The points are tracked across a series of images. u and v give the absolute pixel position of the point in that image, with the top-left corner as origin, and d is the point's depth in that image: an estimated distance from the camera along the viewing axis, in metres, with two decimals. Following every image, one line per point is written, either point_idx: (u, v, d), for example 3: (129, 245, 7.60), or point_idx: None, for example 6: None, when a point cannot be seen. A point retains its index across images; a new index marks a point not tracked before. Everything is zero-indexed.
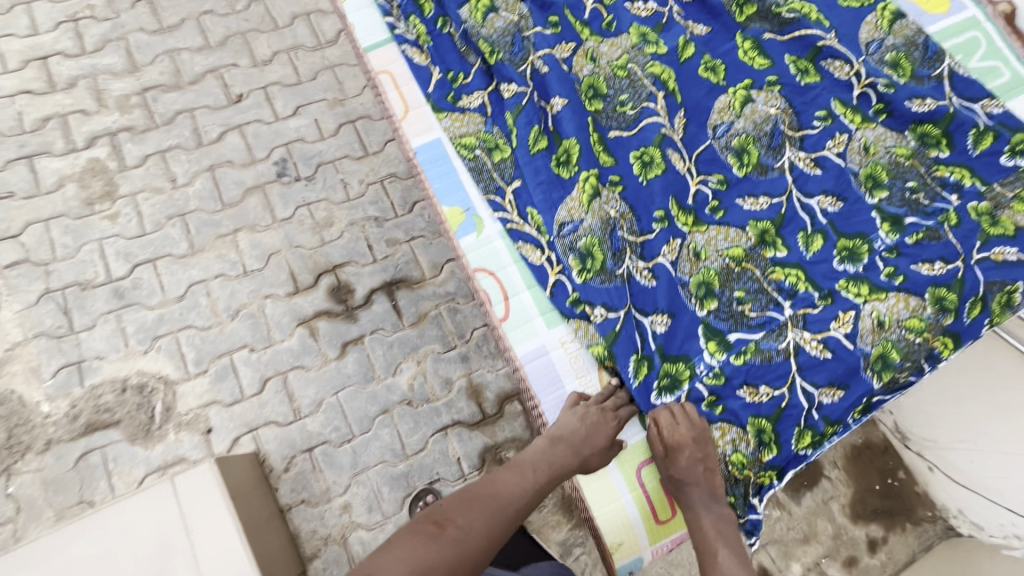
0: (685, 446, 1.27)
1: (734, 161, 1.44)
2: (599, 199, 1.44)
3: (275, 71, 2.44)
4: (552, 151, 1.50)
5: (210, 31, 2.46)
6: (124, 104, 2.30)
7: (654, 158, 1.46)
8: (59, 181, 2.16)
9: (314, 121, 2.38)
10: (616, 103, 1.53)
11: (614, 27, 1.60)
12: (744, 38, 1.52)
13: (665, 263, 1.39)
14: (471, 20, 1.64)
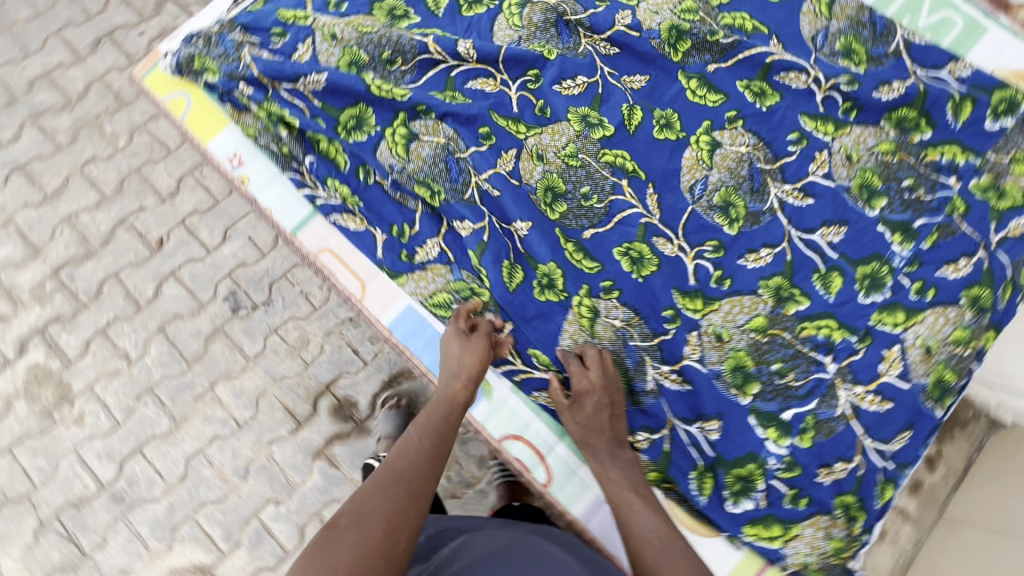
0: (593, 391, 1.20)
1: (724, 224, 1.28)
2: (601, 323, 1.27)
3: (187, 200, 2.23)
4: (532, 278, 1.31)
5: (101, 181, 2.22)
6: (40, 294, 2.08)
7: (643, 253, 1.29)
8: (5, 403, 1.96)
9: (249, 239, 2.19)
10: (580, 198, 1.33)
11: (549, 114, 1.38)
12: (688, 76, 1.37)
13: (694, 364, 1.23)
14: (388, 159, 1.39)
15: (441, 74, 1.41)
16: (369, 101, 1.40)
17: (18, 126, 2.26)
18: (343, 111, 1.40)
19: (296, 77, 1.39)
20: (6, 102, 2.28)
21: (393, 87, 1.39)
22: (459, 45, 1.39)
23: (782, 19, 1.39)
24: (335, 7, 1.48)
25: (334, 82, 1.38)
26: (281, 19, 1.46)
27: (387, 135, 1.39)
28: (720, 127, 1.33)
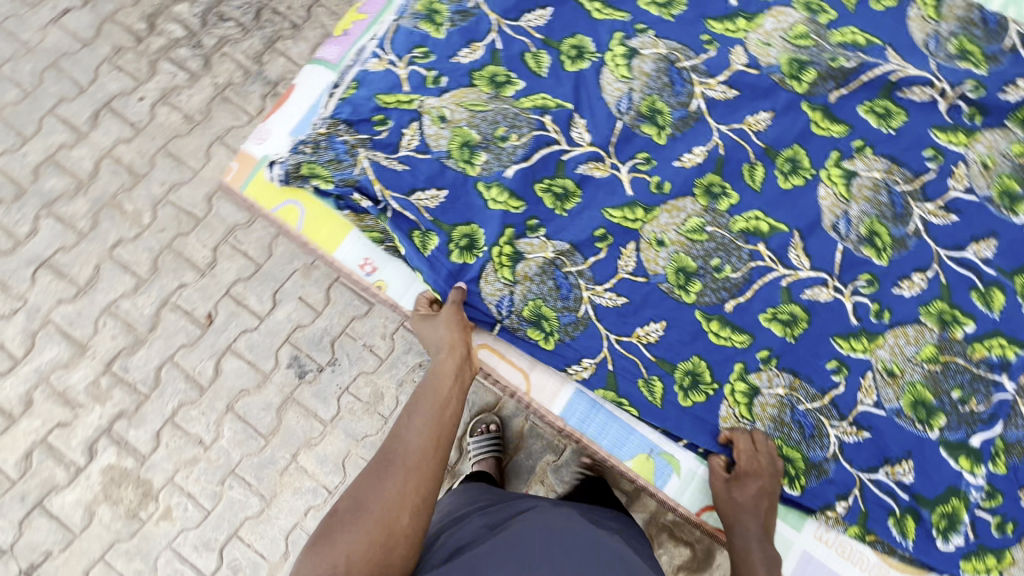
0: (762, 474, 1.21)
1: (872, 255, 1.28)
2: (759, 399, 1.26)
3: (228, 269, 2.14)
4: (671, 382, 1.28)
5: (134, 263, 2.12)
6: (97, 392, 1.99)
7: (792, 313, 1.27)
8: (86, 512, 1.89)
9: (300, 300, 2.12)
10: (712, 271, 1.29)
11: (666, 190, 1.32)
12: (813, 108, 1.33)
13: (869, 410, 1.24)
14: (504, 283, 1.30)
15: (553, 157, 1.33)
16: (482, 218, 1.32)
17: (32, 220, 2.12)
18: (456, 228, 1.32)
19: (409, 195, 1.33)
20: (13, 196, 2.14)
21: (508, 196, 1.32)
22: (575, 126, 1.34)
23: (891, 28, 1.38)
24: (432, 83, 1.36)
25: (454, 192, 1.32)
26: (382, 106, 1.36)
27: (496, 250, 1.30)
28: (849, 159, 1.32)
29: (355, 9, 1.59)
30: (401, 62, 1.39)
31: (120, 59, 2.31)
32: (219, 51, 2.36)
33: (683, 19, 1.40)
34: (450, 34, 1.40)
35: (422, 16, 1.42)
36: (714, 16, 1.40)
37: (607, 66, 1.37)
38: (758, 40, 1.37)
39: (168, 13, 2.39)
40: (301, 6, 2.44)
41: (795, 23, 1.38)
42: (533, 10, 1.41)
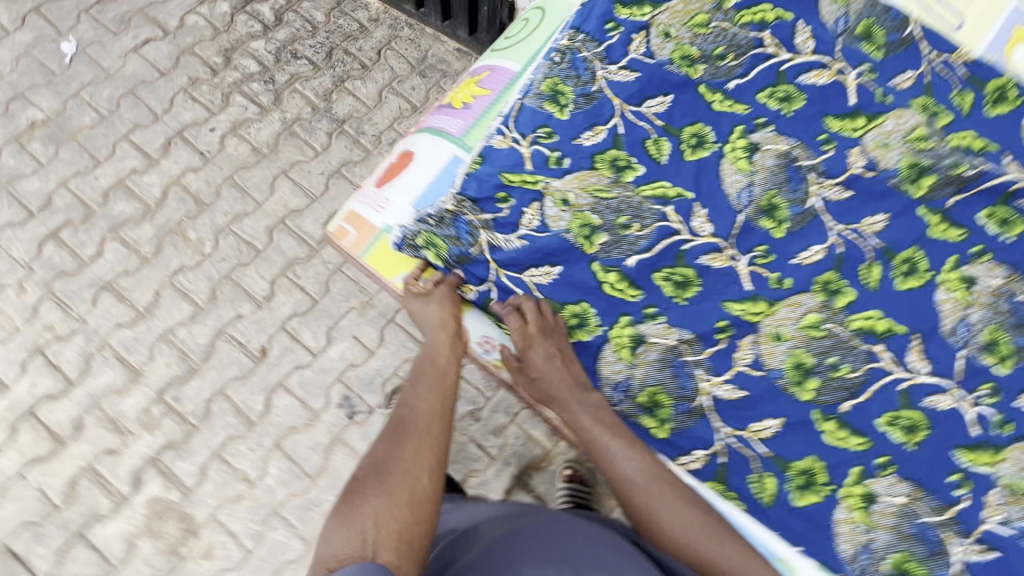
0: (535, 343, 1.34)
1: (993, 362, 1.28)
2: (876, 506, 1.24)
3: (284, 302, 2.14)
4: (785, 482, 1.28)
5: (193, 291, 2.13)
6: (148, 421, 1.98)
7: (913, 420, 1.27)
8: (128, 544, 1.86)
9: (355, 339, 2.12)
10: (829, 369, 1.30)
11: (788, 286, 1.36)
12: (930, 212, 1.36)
13: (994, 528, 1.21)
14: (620, 368, 1.37)
15: (673, 248, 1.39)
16: (594, 299, 1.39)
17: (97, 242, 2.15)
18: (568, 306, 1.40)
19: (528, 282, 1.42)
20: (81, 218, 2.17)
21: (627, 283, 1.38)
22: (694, 217, 1.40)
23: (1008, 132, 1.39)
24: (556, 164, 1.45)
25: (576, 269, 1.40)
26: (507, 182, 1.45)
27: (615, 331, 1.37)
28: (967, 264, 1.33)
29: (471, 78, 1.65)
30: (525, 139, 1.48)
31: (195, 89, 2.38)
32: (290, 86, 2.42)
33: (801, 112, 1.45)
34: (574, 116, 1.48)
35: (546, 95, 1.51)
36: (833, 109, 1.44)
37: (723, 157, 1.43)
38: (872, 139, 1.41)
39: (244, 48, 2.46)
40: (371, 48, 2.51)
41: (907, 122, 1.42)
42: (655, 95, 1.49)
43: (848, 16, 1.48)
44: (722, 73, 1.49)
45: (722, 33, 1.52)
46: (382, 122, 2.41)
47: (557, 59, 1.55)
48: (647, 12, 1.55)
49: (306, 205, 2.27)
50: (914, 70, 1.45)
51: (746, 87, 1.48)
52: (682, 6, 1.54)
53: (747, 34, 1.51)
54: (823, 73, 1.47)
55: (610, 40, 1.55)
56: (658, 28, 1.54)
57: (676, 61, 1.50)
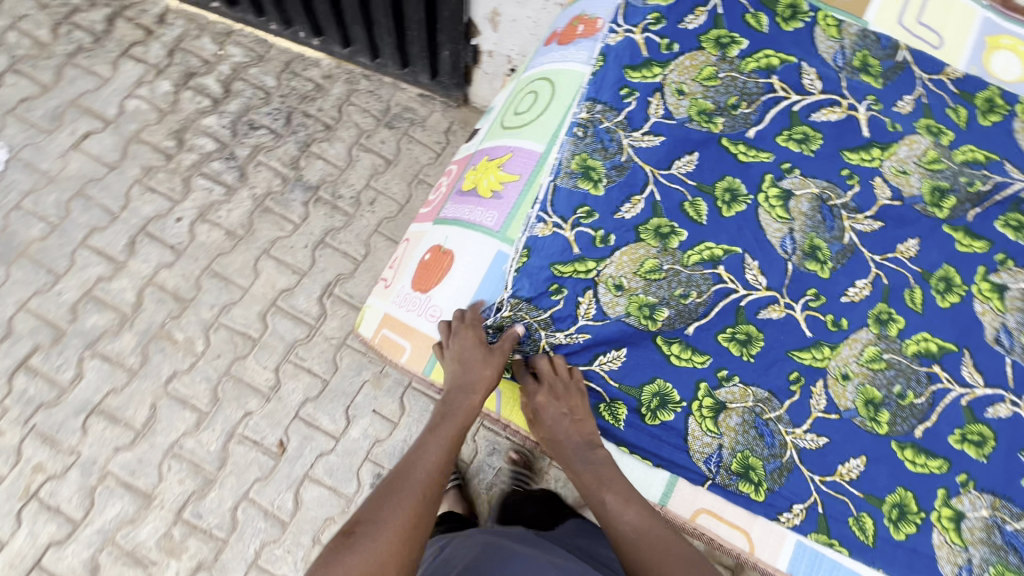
0: (546, 405, 1.03)
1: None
2: (965, 523, 0.98)
3: (294, 389, 2.04)
4: (879, 518, 0.99)
5: (192, 395, 1.99)
6: (171, 545, 1.84)
7: (981, 432, 1.01)
8: None
9: (375, 412, 2.04)
10: (896, 398, 1.03)
11: (845, 328, 1.06)
12: (955, 230, 1.11)
13: None
14: (700, 439, 1.02)
15: (724, 302, 1.07)
16: (669, 373, 1.04)
17: (75, 363, 1.98)
18: (643, 387, 1.04)
19: (591, 359, 1.06)
20: (51, 341, 1.99)
21: (688, 347, 1.05)
22: (746, 268, 1.08)
23: (1004, 141, 1.16)
24: (603, 243, 1.08)
25: (635, 360, 1.05)
26: (558, 275, 1.07)
27: (693, 407, 1.03)
28: (998, 270, 1.09)
29: (474, 166, 1.22)
30: (566, 224, 1.09)
31: (151, 179, 2.22)
32: (254, 160, 2.30)
33: (830, 157, 1.14)
34: (609, 190, 1.10)
35: (577, 172, 1.11)
36: (852, 145, 1.15)
37: (765, 210, 1.11)
38: (892, 167, 1.13)
39: (196, 127, 2.32)
40: (332, 107, 2.42)
41: (922, 148, 1.14)
42: (683, 152, 1.13)
43: (849, 53, 1.20)
44: (744, 124, 1.15)
45: (727, 78, 1.18)
46: (358, 181, 2.32)
47: (581, 133, 1.14)
48: (650, 71, 1.17)
49: (296, 282, 2.16)
50: (920, 96, 1.18)
51: (773, 137, 1.15)
52: (680, 57, 1.18)
53: (756, 82, 1.17)
54: (838, 113, 1.16)
55: (630, 103, 1.16)
56: (652, 81, 1.17)
57: (672, 105, 1.16)
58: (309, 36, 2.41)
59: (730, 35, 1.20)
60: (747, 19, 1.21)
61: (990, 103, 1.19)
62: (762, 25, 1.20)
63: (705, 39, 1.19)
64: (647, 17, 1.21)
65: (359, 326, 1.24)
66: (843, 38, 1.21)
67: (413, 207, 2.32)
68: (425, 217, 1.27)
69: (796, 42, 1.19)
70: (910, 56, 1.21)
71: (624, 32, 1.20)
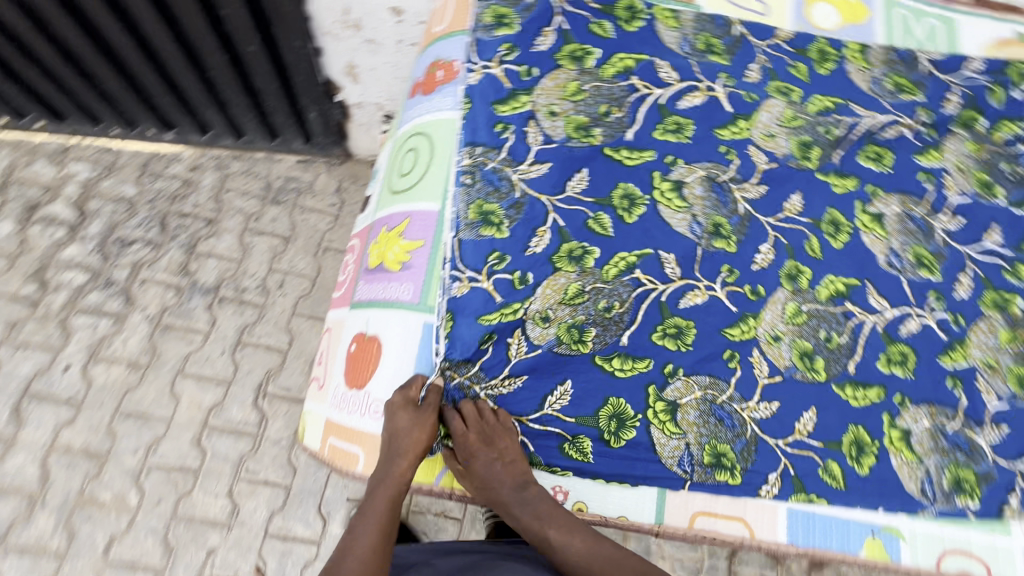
0: (478, 452, 1.01)
1: (932, 274, 1.16)
2: (914, 438, 1.06)
3: (255, 508, 1.87)
4: (842, 459, 1.05)
5: (140, 555, 1.78)
6: None
7: (901, 351, 1.10)
8: None
9: (350, 502, 1.91)
10: (825, 344, 1.10)
11: (763, 294, 1.12)
12: (827, 175, 1.20)
13: (996, 406, 1.09)
14: (668, 442, 1.04)
15: (651, 304, 1.09)
16: (618, 389, 1.05)
17: None
18: (598, 413, 1.04)
19: (540, 401, 1.05)
20: None
21: (630, 357, 1.07)
22: (664, 264, 1.11)
23: (842, 84, 1.27)
24: (522, 284, 1.08)
25: (583, 386, 1.05)
26: (487, 326, 1.05)
27: (651, 413, 1.04)
28: (871, 201, 1.20)
29: (376, 240, 1.17)
30: (482, 273, 1.07)
31: (20, 334, 1.97)
32: (136, 278, 2.09)
33: (703, 139, 1.20)
34: (514, 228, 1.10)
35: (477, 221, 1.10)
36: (720, 123, 1.21)
37: (662, 205, 1.15)
38: (759, 134, 1.21)
39: (58, 262, 2.07)
40: (208, 199, 2.24)
41: (779, 110, 1.23)
42: (573, 171, 1.15)
43: (691, 38, 1.26)
44: (620, 128, 1.19)
45: (591, 88, 1.20)
46: (260, 269, 2.17)
47: (468, 180, 1.12)
48: (517, 100, 1.18)
49: (223, 394, 1.98)
50: (763, 62, 1.26)
51: (647, 134, 1.19)
52: (542, 80, 1.20)
53: (619, 87, 1.21)
54: (699, 97, 1.22)
55: (508, 138, 1.15)
56: (522, 110, 1.17)
57: (548, 128, 1.17)
58: (160, 131, 2.21)
59: (582, 48, 1.23)
60: (593, 29, 1.24)
61: (823, 52, 1.29)
62: (608, 32, 1.24)
63: (561, 58, 1.22)
64: (500, 48, 1.21)
65: (305, 438, 1.18)
66: (683, 25, 1.27)
67: (327, 280, 2.19)
68: (341, 304, 1.21)
69: (643, 41, 1.24)
70: (745, 28, 1.29)
71: (481, 68, 1.19)
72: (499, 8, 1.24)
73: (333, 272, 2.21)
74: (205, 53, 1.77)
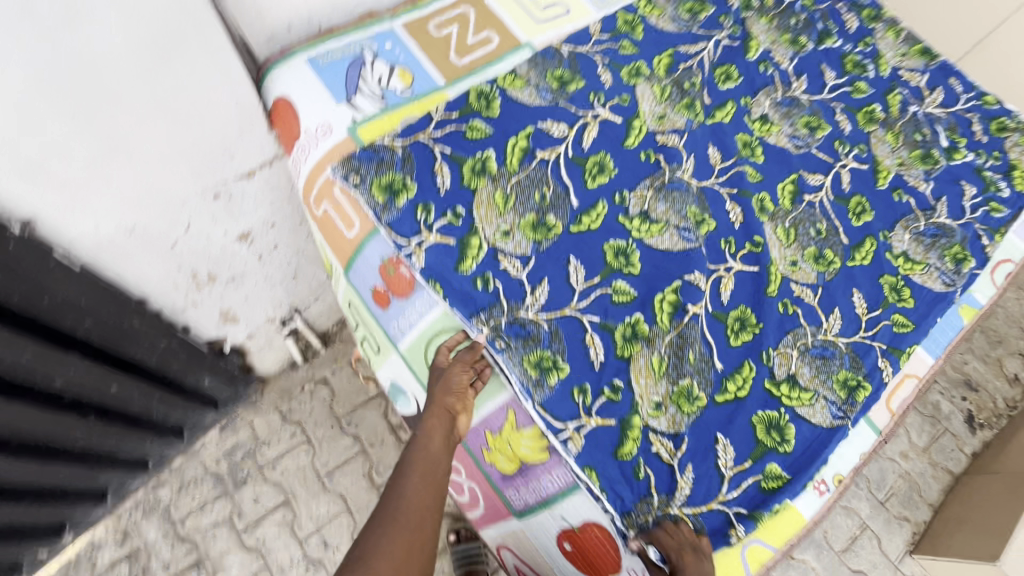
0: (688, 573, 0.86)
1: (824, 130, 1.33)
2: (910, 252, 1.23)
3: None
4: (897, 307, 1.17)
5: None
6: None
7: (856, 202, 1.26)
8: None
9: None
10: (820, 236, 1.21)
11: (762, 240, 1.17)
12: (714, 115, 1.29)
13: (925, 189, 1.30)
14: (814, 409, 1.04)
15: (705, 318, 1.07)
16: (747, 412, 1.01)
17: None
18: (758, 436, 1.00)
19: (718, 471, 0.97)
20: None
21: (729, 377, 1.03)
22: (687, 279, 1.09)
23: (660, 37, 1.36)
24: (617, 393, 0.99)
25: (730, 429, 0.99)
26: (630, 457, 0.96)
27: (785, 398, 1.03)
28: (751, 110, 1.32)
29: (488, 448, 1.04)
30: (583, 416, 0.98)
31: None
32: None
33: (623, 158, 1.19)
34: (569, 355, 1.01)
35: (538, 376, 0.99)
36: (622, 134, 1.21)
37: (647, 239, 1.12)
38: (652, 122, 1.24)
39: None
40: (171, 548, 1.83)
41: (647, 90, 1.27)
42: (563, 265, 1.08)
43: (544, 85, 1.23)
44: (563, 202, 1.13)
45: (513, 189, 1.13)
46: (294, 554, 1.85)
47: (502, 346, 1.01)
48: (472, 246, 1.08)
49: None
50: (604, 60, 1.29)
51: (584, 190, 1.15)
52: (474, 212, 1.10)
53: (531, 169, 1.14)
54: (592, 128, 1.21)
55: (495, 287, 1.05)
56: (485, 250, 1.08)
57: (513, 248, 1.08)
58: (56, 540, 1.72)
59: (476, 159, 1.13)
60: (470, 136, 1.15)
61: (630, 20, 1.37)
62: (484, 129, 1.16)
63: (469, 181, 1.12)
64: (418, 215, 1.09)
65: None
66: (530, 78, 1.23)
67: (358, 499, 1.93)
68: (500, 518, 1.08)
69: (517, 116, 1.19)
70: (567, 45, 1.29)
71: (419, 245, 1.07)
72: (382, 178, 1.09)
73: (356, 488, 1.95)
74: (64, 434, 1.39)
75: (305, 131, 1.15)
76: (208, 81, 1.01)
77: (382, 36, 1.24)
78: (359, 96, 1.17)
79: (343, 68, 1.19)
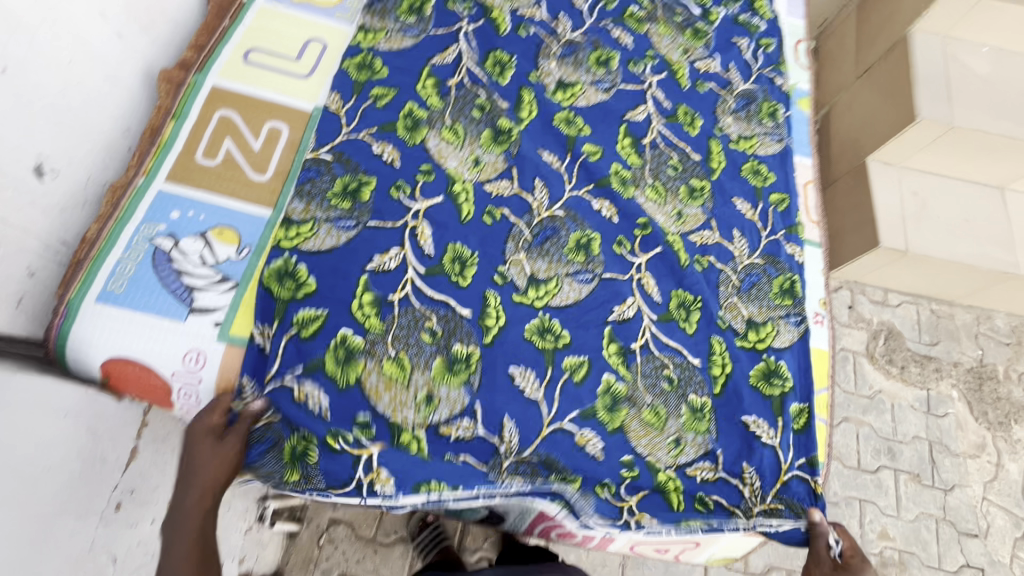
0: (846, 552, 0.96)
1: (614, 58, 1.31)
2: (743, 129, 1.33)
3: None
4: (768, 188, 1.29)
5: None
6: None
7: (682, 116, 1.29)
8: None
9: None
10: (676, 169, 1.24)
11: (646, 219, 1.17)
12: (519, 114, 1.19)
13: (716, 61, 1.39)
14: (781, 335, 1.14)
15: (660, 331, 1.08)
16: (743, 386, 1.08)
17: None
18: (762, 390, 1.09)
19: (769, 447, 1.05)
20: None
21: (712, 368, 1.09)
22: (619, 317, 1.07)
23: (415, 54, 1.18)
24: (634, 467, 0.99)
25: (746, 405, 1.07)
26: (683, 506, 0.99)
27: (760, 345, 1.13)
28: (545, 83, 1.24)
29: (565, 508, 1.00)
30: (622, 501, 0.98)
31: None
32: None
33: (474, 235, 1.06)
34: (574, 466, 0.97)
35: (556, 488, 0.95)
36: (455, 210, 1.07)
37: (552, 302, 1.06)
38: (471, 173, 1.11)
39: None
40: None
41: (440, 142, 1.12)
42: (510, 383, 0.98)
43: (335, 211, 1.01)
44: (458, 322, 0.99)
45: (397, 347, 0.95)
46: None
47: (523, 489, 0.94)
48: (409, 440, 0.92)
49: None
50: (370, 132, 1.09)
51: (463, 294, 1.01)
52: (378, 405, 0.92)
53: (398, 317, 0.97)
54: (425, 228, 1.04)
55: (463, 459, 0.93)
56: (425, 435, 0.93)
57: (449, 411, 0.95)
58: None
59: (335, 347, 0.93)
60: (306, 335, 0.93)
61: (362, 63, 1.15)
62: (316, 315, 0.94)
63: (344, 380, 0.92)
64: (339, 448, 0.90)
65: (744, 550, 1.21)
66: (315, 214, 1.01)
67: None
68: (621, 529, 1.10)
69: (339, 267, 0.98)
70: (322, 147, 1.06)
71: (367, 473, 0.89)
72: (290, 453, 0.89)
73: None
74: None
75: (171, 374, 0.88)
76: (21, 422, 0.75)
77: (160, 207, 0.96)
78: (196, 293, 0.92)
79: (150, 273, 0.92)
